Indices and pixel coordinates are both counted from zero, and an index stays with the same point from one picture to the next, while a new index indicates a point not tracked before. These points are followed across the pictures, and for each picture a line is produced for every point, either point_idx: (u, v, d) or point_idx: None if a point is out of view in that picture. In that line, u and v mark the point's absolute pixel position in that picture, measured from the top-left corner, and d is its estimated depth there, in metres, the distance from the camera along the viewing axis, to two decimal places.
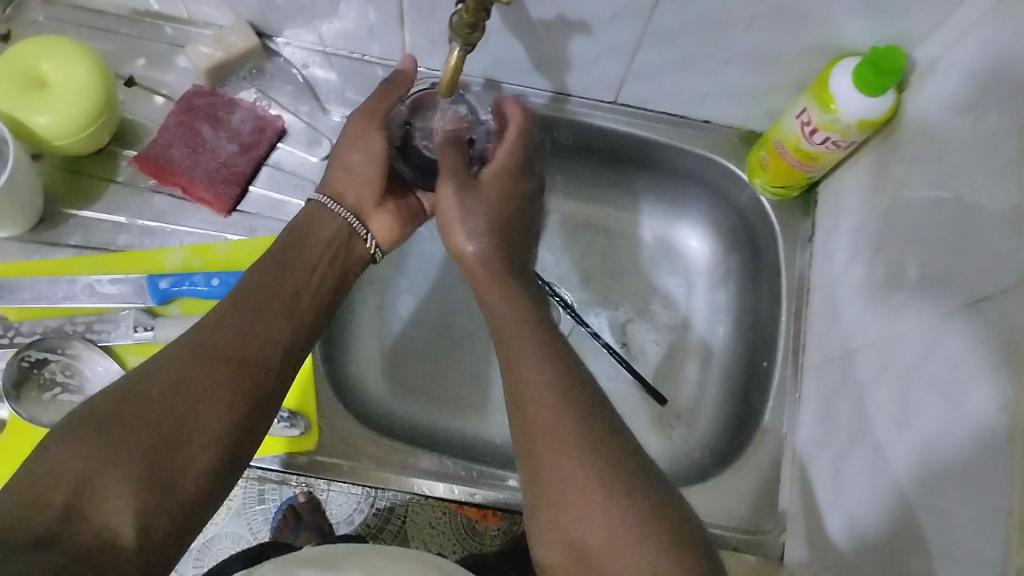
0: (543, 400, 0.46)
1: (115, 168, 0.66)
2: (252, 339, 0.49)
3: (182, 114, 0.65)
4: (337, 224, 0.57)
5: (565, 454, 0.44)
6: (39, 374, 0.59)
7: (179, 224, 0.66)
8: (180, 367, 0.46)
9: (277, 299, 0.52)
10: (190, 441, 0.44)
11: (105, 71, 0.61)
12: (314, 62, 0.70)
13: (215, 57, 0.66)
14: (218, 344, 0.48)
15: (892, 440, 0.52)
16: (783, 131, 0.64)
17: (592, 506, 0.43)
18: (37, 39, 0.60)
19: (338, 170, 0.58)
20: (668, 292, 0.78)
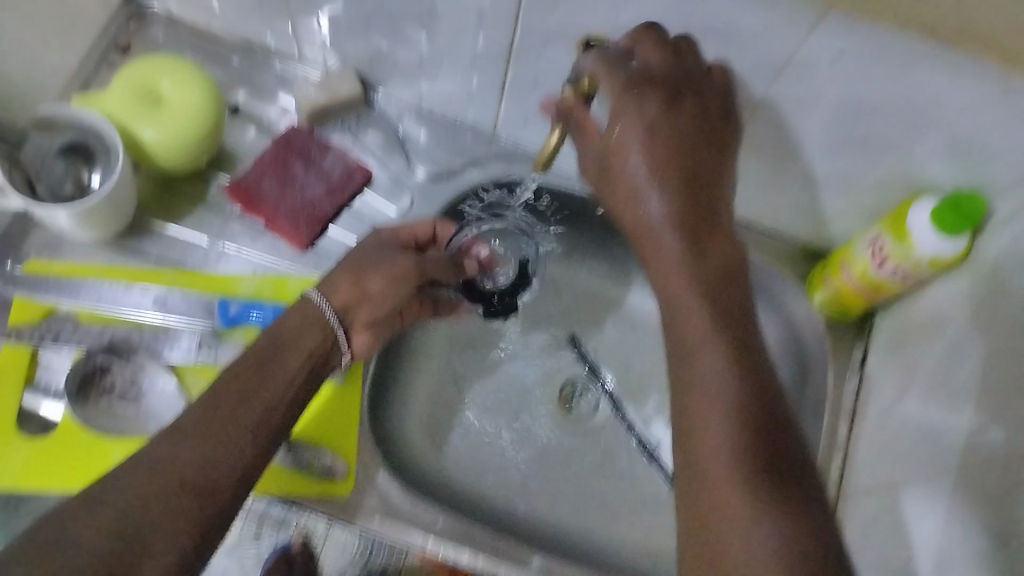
0: (709, 379, 0.47)
1: (205, 189, 0.68)
2: (224, 444, 0.47)
3: (278, 150, 0.67)
4: (324, 333, 0.56)
5: (737, 501, 0.43)
6: (99, 380, 0.60)
7: (256, 252, 0.67)
8: (145, 469, 0.44)
9: (215, 433, 0.47)
10: (148, 544, 0.42)
11: (215, 103, 0.62)
12: (407, 117, 0.73)
13: (318, 100, 0.69)
14: (182, 457, 0.45)
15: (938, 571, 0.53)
16: (852, 256, 0.66)
17: (746, 560, 0.42)
18: (160, 63, 0.62)
19: (355, 285, 0.58)
20: None
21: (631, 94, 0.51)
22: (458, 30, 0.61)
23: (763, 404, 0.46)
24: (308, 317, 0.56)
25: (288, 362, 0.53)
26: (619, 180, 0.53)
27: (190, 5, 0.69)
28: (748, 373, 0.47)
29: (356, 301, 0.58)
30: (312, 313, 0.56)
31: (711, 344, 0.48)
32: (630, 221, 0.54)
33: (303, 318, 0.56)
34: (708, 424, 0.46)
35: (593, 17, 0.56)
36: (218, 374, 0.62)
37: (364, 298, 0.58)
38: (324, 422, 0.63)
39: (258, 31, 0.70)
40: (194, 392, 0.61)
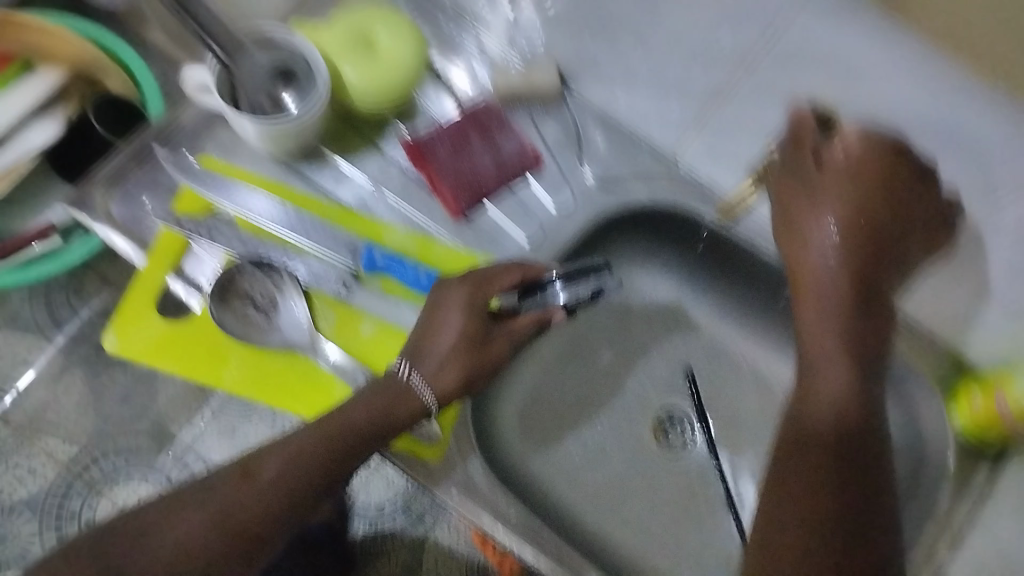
0: (829, 428, 0.51)
1: (382, 135, 0.69)
2: (270, 487, 0.53)
3: (461, 117, 0.68)
4: (404, 395, 0.57)
5: (810, 543, 0.47)
6: (240, 286, 0.61)
7: (412, 208, 0.68)
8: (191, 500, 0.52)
9: (266, 482, 0.53)
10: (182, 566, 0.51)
11: (420, 67, 0.64)
12: (592, 119, 0.72)
13: (514, 81, 0.69)
14: (223, 500, 0.52)
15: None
16: (1012, 385, 0.59)
17: None
18: (384, 13, 0.63)
19: (457, 374, 0.59)
20: None
21: (875, 152, 0.54)
22: None
23: (863, 478, 0.49)
24: (392, 385, 0.58)
25: (353, 414, 0.56)
26: (808, 217, 0.55)
27: None
28: (863, 436, 0.50)
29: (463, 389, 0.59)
30: (402, 391, 0.57)
31: (840, 401, 0.51)
32: (794, 258, 0.56)
33: (396, 405, 0.57)
34: (813, 474, 0.49)
35: None
36: (346, 313, 0.64)
37: (468, 382, 0.59)
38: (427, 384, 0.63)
39: None
40: (321, 321, 0.63)
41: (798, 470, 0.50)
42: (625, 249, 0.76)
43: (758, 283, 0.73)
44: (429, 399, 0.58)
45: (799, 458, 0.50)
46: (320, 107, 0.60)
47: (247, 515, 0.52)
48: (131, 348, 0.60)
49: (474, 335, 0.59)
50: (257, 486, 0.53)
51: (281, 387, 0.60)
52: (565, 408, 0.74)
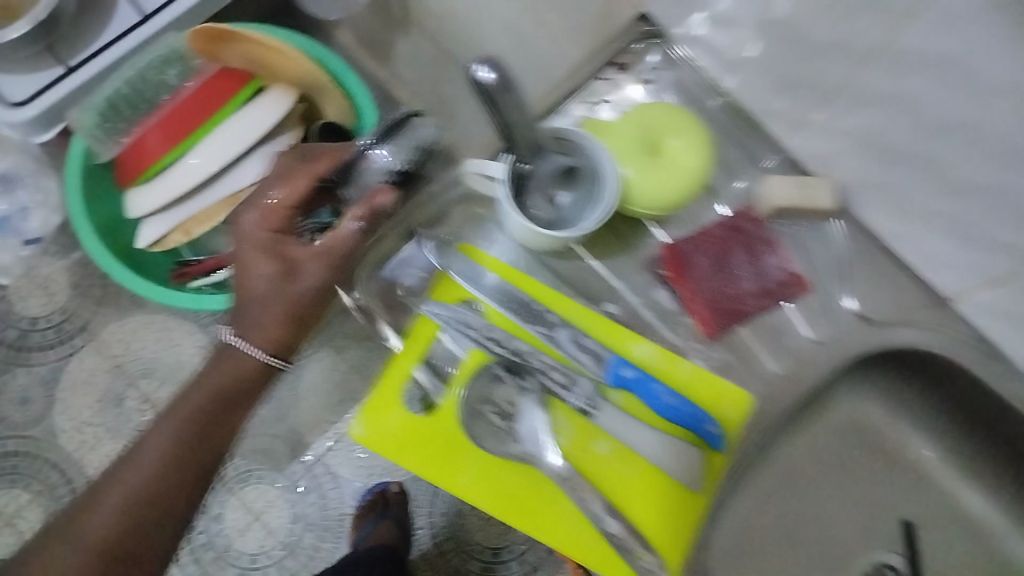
0: None
1: (639, 238, 0.65)
2: (129, 497, 0.59)
3: (726, 231, 0.65)
4: (254, 365, 0.64)
5: None
6: (490, 390, 0.60)
7: (664, 323, 0.65)
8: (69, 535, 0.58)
9: (110, 489, 0.60)
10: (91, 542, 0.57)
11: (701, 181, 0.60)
12: (864, 252, 0.66)
13: (789, 200, 0.65)
14: (92, 531, 0.58)
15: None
16: None
17: None
18: (690, 129, 0.60)
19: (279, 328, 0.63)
20: None
21: None
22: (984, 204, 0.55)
23: None
24: (235, 355, 0.64)
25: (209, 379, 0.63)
26: None
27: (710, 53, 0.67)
28: None
29: (289, 326, 0.63)
30: (242, 355, 0.63)
31: None
32: None
33: (237, 369, 0.64)
34: None
35: None
36: (584, 428, 0.60)
37: (289, 319, 0.63)
38: (662, 524, 0.59)
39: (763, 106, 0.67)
40: (559, 435, 0.59)
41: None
42: (859, 384, 0.71)
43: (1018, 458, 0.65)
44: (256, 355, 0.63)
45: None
46: (597, 221, 0.56)
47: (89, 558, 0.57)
48: (378, 441, 0.59)
49: (276, 279, 0.62)
50: (120, 502, 0.59)
51: (522, 507, 0.59)
52: (772, 549, 0.68)
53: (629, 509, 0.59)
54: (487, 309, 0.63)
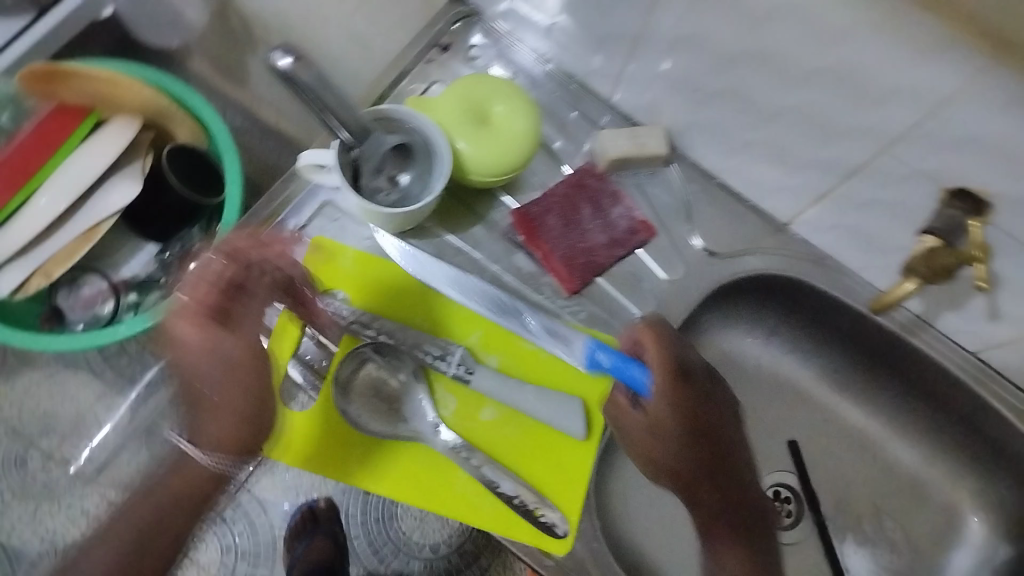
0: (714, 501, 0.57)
1: (491, 209, 0.68)
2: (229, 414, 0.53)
3: (571, 187, 0.67)
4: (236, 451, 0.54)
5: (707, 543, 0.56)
6: (367, 373, 0.62)
7: (526, 286, 0.67)
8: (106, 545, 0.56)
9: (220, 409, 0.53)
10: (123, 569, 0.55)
11: (535, 143, 0.61)
12: (700, 187, 0.70)
13: (624, 150, 0.67)
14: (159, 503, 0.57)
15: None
16: None
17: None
18: (516, 98, 0.61)
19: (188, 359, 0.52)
20: (896, 542, 0.73)
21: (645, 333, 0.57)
22: (792, 132, 0.59)
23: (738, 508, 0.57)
24: (228, 384, 0.52)
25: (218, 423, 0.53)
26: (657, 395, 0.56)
27: (520, 21, 0.69)
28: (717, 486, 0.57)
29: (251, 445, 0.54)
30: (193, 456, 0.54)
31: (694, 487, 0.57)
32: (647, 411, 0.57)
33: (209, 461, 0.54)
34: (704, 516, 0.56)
35: (981, 168, 0.50)
36: (468, 398, 0.63)
37: (240, 425, 0.53)
38: (559, 483, 0.62)
39: (579, 65, 0.69)
40: (441, 406, 0.62)
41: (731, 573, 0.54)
42: (719, 318, 0.77)
43: (872, 355, 0.72)
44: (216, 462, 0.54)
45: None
46: (440, 183, 0.58)
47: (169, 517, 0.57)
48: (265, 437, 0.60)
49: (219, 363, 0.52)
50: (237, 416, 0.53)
51: (418, 483, 0.60)
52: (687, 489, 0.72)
53: (529, 471, 0.62)
54: (353, 297, 0.64)
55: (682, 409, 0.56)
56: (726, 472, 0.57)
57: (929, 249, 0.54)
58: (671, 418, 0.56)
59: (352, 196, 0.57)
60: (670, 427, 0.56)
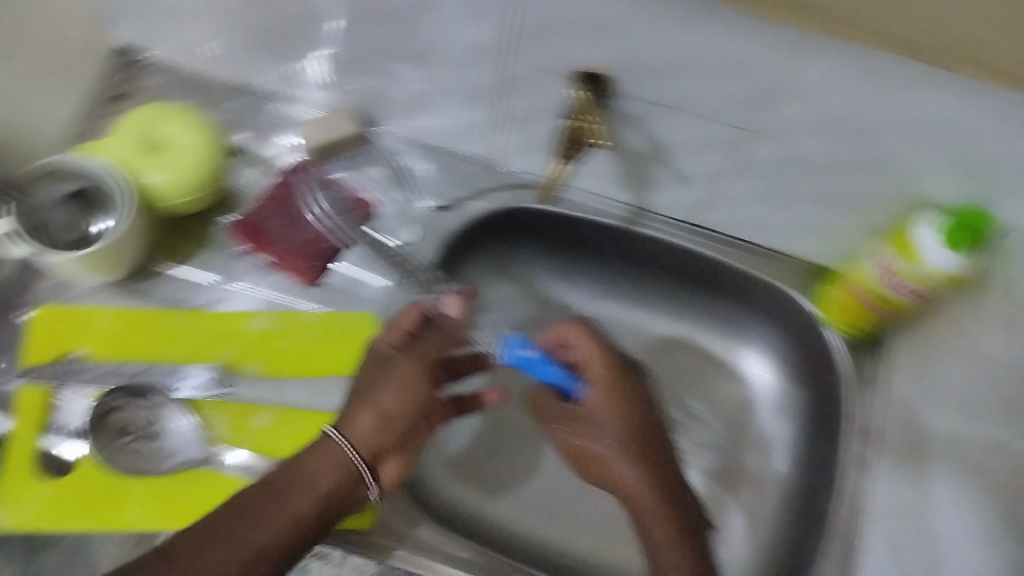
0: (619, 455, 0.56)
1: (210, 232, 0.70)
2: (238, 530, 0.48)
3: (283, 189, 0.69)
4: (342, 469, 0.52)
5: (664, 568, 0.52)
6: (118, 420, 0.60)
7: (265, 289, 0.68)
8: None
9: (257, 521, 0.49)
10: None
11: (214, 152, 0.65)
12: (410, 153, 0.74)
13: (319, 138, 0.71)
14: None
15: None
16: (859, 272, 0.64)
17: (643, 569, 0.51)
18: (184, 118, 0.65)
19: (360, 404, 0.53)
20: (702, 415, 0.76)
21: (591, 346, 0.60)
22: (445, 67, 0.64)
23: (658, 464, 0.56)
24: (325, 452, 0.52)
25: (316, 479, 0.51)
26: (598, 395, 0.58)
27: (191, 54, 0.73)
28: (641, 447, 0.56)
29: (388, 434, 0.53)
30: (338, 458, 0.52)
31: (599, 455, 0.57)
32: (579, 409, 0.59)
33: (328, 459, 0.52)
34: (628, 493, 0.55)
35: (584, 47, 0.57)
36: (234, 412, 0.62)
37: (386, 426, 0.53)
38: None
39: (260, 77, 0.73)
40: (210, 428, 0.61)
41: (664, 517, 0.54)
42: (482, 267, 0.78)
43: (617, 255, 0.77)
44: (355, 455, 0.52)
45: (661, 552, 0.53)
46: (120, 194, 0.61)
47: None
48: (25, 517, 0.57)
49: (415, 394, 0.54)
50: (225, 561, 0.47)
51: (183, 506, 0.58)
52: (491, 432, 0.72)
53: None
54: (90, 353, 0.63)
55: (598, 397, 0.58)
56: (619, 407, 0.58)
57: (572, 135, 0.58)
58: (603, 412, 0.57)
59: (52, 256, 0.59)
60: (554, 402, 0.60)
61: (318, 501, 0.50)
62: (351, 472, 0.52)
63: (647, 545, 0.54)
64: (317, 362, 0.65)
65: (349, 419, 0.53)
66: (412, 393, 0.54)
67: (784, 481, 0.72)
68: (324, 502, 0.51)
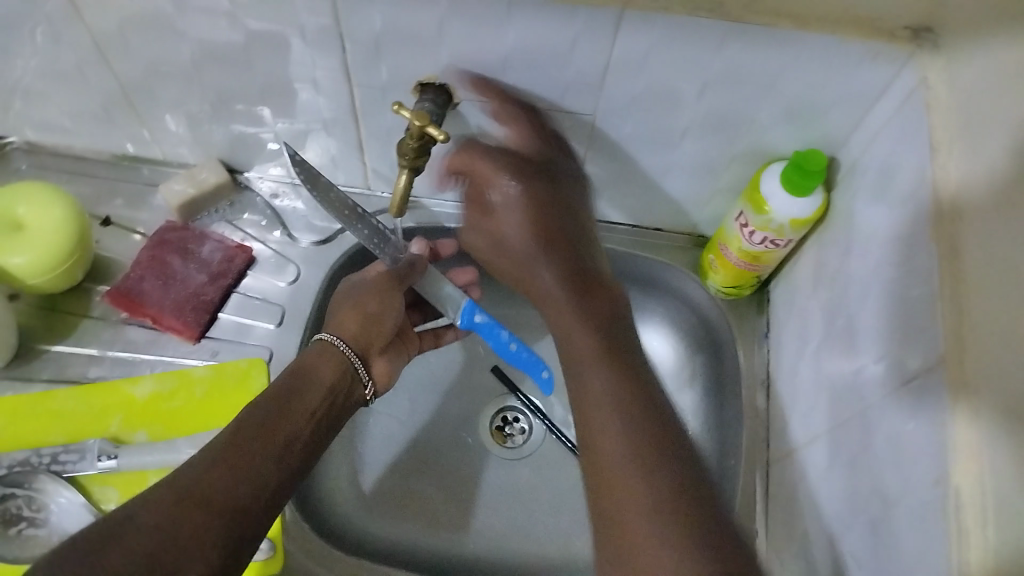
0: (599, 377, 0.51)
1: (89, 304, 0.69)
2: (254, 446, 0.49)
3: (153, 249, 0.68)
4: (341, 368, 0.59)
5: (625, 447, 0.46)
6: (5, 509, 0.58)
7: (150, 353, 0.68)
8: (186, 527, 0.42)
9: (270, 440, 0.50)
10: (187, 546, 0.41)
11: (79, 221, 0.65)
12: (282, 193, 0.75)
13: (187, 193, 0.71)
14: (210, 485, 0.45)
15: (838, 549, 0.52)
16: (727, 235, 0.67)
17: (624, 476, 0.45)
18: (39, 193, 0.64)
19: (340, 313, 0.62)
20: None
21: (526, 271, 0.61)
22: (293, 106, 0.64)
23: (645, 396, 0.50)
24: (329, 357, 0.59)
25: (309, 395, 0.56)
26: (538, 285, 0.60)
27: (45, 130, 0.72)
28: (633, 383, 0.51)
29: (368, 329, 0.62)
30: (338, 355, 0.60)
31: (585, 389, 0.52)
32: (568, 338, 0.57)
33: (325, 360, 0.59)
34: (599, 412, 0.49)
35: (416, 59, 0.57)
36: (127, 482, 0.62)
37: (369, 325, 0.62)
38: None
39: (119, 143, 0.73)
40: (104, 503, 0.60)
41: (654, 484, 0.44)
42: None
43: None
44: (348, 350, 0.60)
45: (624, 498, 0.44)
46: None
47: (261, 490, 0.48)
48: None
49: (388, 290, 0.64)
50: (244, 464, 0.48)
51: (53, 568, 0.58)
52: (407, 456, 0.74)
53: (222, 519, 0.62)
54: None
55: (580, 291, 0.58)
56: (601, 326, 0.56)
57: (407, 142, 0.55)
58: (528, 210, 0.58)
59: None
60: (551, 290, 0.59)
61: (328, 392, 0.57)
62: (347, 371, 0.60)
63: (604, 526, 0.44)
64: (208, 420, 0.65)
65: (338, 323, 0.62)
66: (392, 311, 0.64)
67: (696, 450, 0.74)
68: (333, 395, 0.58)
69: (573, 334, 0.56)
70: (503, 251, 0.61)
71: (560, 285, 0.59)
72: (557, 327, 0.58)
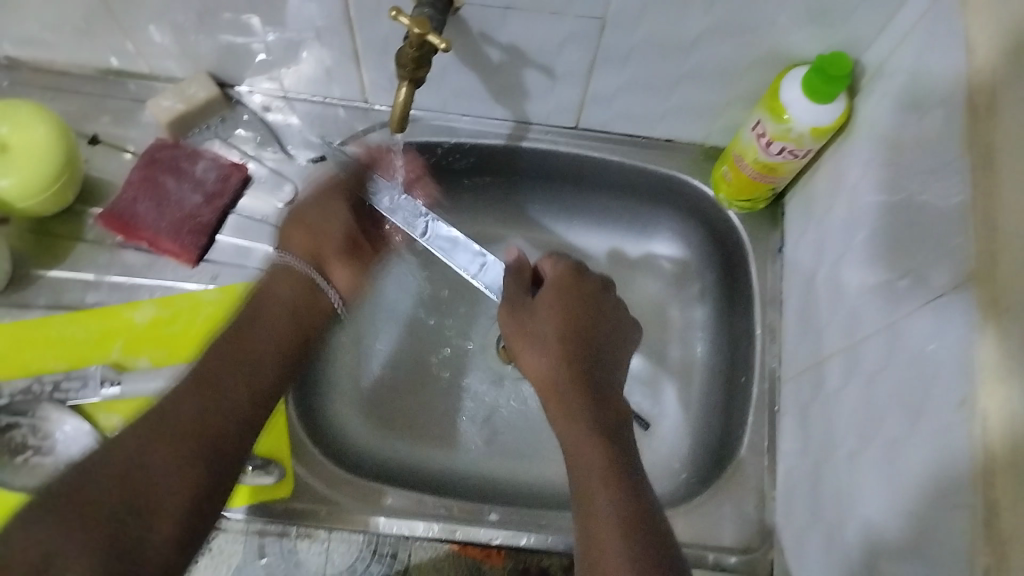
0: (587, 434, 0.51)
1: (83, 227, 0.67)
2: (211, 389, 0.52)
3: (144, 169, 0.65)
4: (303, 283, 0.62)
5: (610, 506, 0.47)
6: (10, 438, 0.57)
7: (150, 277, 0.66)
8: (136, 454, 0.46)
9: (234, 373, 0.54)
10: (152, 492, 0.46)
11: (66, 138, 0.62)
12: (275, 107, 0.72)
13: (177, 109, 0.67)
14: (175, 421, 0.49)
15: (853, 465, 0.51)
16: (741, 145, 0.64)
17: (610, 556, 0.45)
18: (20, 111, 0.61)
19: (287, 226, 0.64)
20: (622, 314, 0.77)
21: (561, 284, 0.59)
22: (284, 14, 0.60)
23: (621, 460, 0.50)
24: (281, 275, 0.61)
25: (274, 318, 0.59)
26: (519, 339, 0.58)
27: (23, 45, 0.69)
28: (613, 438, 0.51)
29: (315, 237, 0.63)
30: (296, 272, 0.62)
31: (577, 456, 0.50)
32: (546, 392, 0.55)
33: (288, 284, 0.61)
34: (592, 478, 0.49)
35: None
36: (132, 406, 0.60)
37: (317, 237, 0.63)
38: None
39: (102, 56, 0.69)
40: (111, 429, 0.59)
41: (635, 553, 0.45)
42: None
43: (511, 174, 0.76)
44: (292, 259, 0.62)
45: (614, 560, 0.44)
46: None
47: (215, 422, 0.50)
48: None
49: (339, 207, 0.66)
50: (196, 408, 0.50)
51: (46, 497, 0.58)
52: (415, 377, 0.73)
53: None
54: None
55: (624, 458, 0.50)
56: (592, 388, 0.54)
57: (408, 50, 0.52)
58: (545, 301, 0.58)
59: None
60: (596, 449, 0.50)
61: (289, 313, 0.60)
62: (307, 286, 0.62)
63: None
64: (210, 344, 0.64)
65: (286, 238, 0.63)
66: (339, 219, 0.65)
67: (707, 366, 0.73)
68: (292, 313, 0.60)
69: (560, 414, 0.53)
70: (512, 309, 0.59)
71: (608, 452, 0.50)
72: (558, 424, 0.53)
